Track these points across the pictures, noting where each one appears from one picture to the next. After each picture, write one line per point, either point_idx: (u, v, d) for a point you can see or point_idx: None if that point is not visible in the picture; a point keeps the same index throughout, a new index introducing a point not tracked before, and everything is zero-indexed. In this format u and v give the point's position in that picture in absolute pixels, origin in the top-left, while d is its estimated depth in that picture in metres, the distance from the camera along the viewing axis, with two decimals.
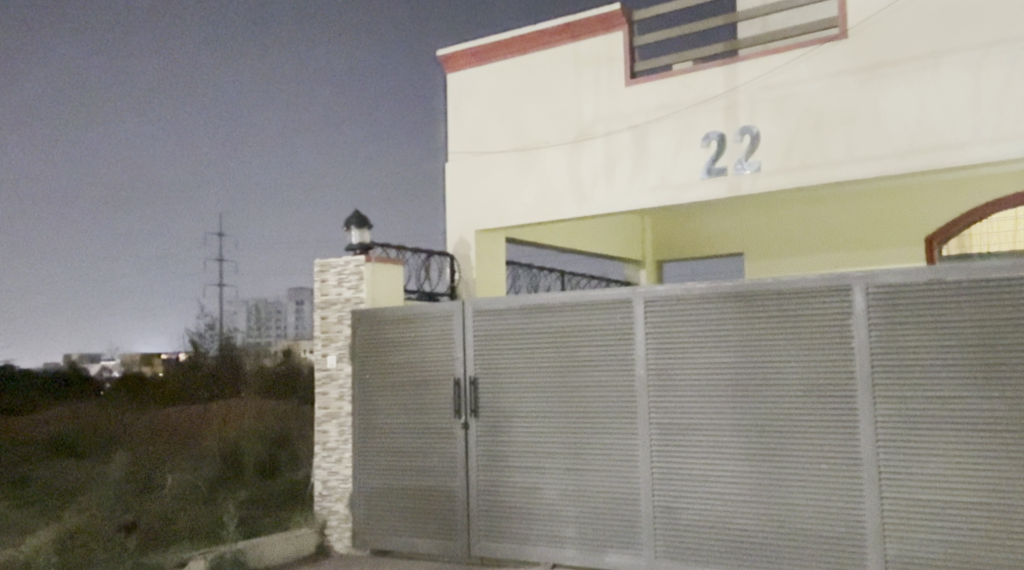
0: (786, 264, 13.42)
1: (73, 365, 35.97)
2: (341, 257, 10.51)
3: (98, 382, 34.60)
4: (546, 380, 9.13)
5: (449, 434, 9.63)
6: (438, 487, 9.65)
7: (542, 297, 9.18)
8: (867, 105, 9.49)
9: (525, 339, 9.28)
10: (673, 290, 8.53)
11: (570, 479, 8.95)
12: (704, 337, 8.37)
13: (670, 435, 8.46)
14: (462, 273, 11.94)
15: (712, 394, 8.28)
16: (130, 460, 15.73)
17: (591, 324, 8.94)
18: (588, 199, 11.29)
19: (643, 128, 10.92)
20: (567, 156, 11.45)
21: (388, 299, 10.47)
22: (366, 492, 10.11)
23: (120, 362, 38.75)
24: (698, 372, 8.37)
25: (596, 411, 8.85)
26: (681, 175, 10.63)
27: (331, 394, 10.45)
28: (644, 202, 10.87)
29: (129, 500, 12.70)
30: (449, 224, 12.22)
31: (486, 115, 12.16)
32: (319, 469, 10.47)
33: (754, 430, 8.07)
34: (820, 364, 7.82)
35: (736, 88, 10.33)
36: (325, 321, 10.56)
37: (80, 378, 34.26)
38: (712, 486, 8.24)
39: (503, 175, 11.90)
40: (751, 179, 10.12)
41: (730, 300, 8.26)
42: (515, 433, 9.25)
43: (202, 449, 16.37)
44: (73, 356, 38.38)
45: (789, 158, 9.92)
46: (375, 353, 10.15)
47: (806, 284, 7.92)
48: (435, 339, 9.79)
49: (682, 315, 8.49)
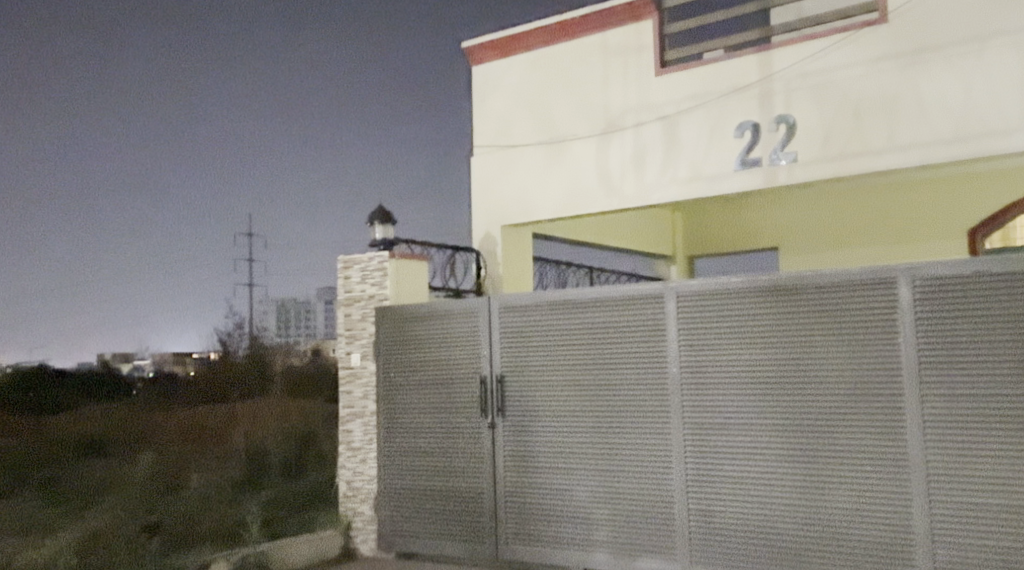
0: (824, 259, 13.04)
1: (105, 365, 36.21)
2: (365, 253, 10.28)
3: (129, 382, 34.79)
4: (575, 378, 8.85)
5: (476, 435, 9.37)
6: (464, 489, 9.40)
7: (570, 293, 8.91)
8: (909, 91, 9.11)
9: (553, 337, 9.01)
10: (707, 285, 8.21)
11: (601, 481, 8.66)
12: (740, 334, 8.05)
13: (704, 435, 8.15)
14: (488, 269, 11.69)
15: (748, 392, 7.97)
16: (156, 460, 15.61)
17: (621, 321, 8.64)
18: (617, 193, 10.99)
19: (674, 119, 10.60)
20: (596, 148, 11.15)
21: (411, 295, 10.25)
22: (391, 493, 9.87)
23: (152, 361, 39.00)
24: (733, 370, 8.05)
25: (627, 411, 8.56)
26: (714, 166, 10.30)
27: (355, 393, 10.22)
28: (675, 195, 10.55)
29: (155, 501, 12.58)
30: (475, 219, 11.96)
31: (512, 108, 11.89)
32: (344, 469, 10.24)
33: (792, 430, 7.75)
34: (863, 361, 7.48)
35: (771, 76, 9.97)
36: (349, 319, 10.33)
37: (112, 378, 34.47)
38: (749, 488, 7.93)
39: (530, 168, 11.61)
40: (787, 170, 9.77)
41: (766, 295, 7.93)
42: (544, 433, 8.98)
43: (229, 449, 16.27)
44: (106, 355, 38.68)
45: (827, 147, 9.56)
46: (400, 351, 9.91)
47: (848, 278, 7.56)
48: (461, 336, 9.54)
49: (717, 310, 8.17)
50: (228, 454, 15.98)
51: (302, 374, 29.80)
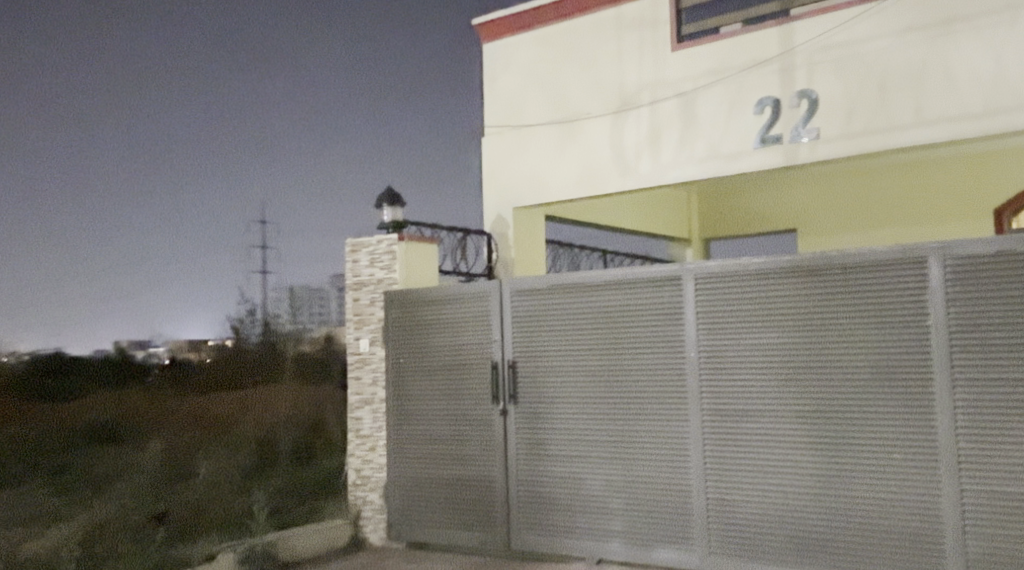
0: (842, 239, 12.71)
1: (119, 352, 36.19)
2: (374, 236, 10.01)
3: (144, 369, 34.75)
4: (589, 364, 8.57)
5: (488, 422, 9.11)
6: (476, 478, 9.15)
7: (584, 275, 8.62)
8: (936, 64, 8.76)
9: (566, 321, 8.72)
10: (726, 266, 7.90)
11: (616, 470, 8.38)
12: (760, 317, 7.74)
13: (723, 423, 7.86)
14: (500, 253, 11.40)
15: (769, 378, 7.67)
16: (165, 449, 15.40)
17: (637, 304, 8.35)
18: (632, 173, 10.67)
19: (691, 96, 10.26)
20: (610, 127, 10.83)
21: (421, 279, 9.98)
22: (401, 482, 9.63)
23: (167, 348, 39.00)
24: (754, 355, 7.75)
25: (643, 397, 8.27)
26: (733, 144, 9.97)
27: (364, 379, 9.96)
28: (693, 174, 10.22)
29: (163, 490, 12.39)
30: (486, 201, 11.67)
31: (524, 86, 11.57)
32: (353, 457, 9.98)
33: (816, 418, 7.45)
34: (890, 344, 7.17)
35: (792, 50, 9.62)
36: (357, 304, 10.07)
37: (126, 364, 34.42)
38: (771, 477, 7.63)
39: (543, 149, 11.30)
40: (809, 147, 9.44)
41: (788, 276, 7.61)
42: (557, 421, 8.71)
43: (239, 436, 16.09)
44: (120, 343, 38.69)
45: (851, 123, 9.22)
46: (409, 337, 9.65)
47: (874, 257, 7.24)
48: (472, 320, 9.26)
49: (736, 293, 7.86)
50: (238, 441, 15.80)
51: (315, 360, 29.60)
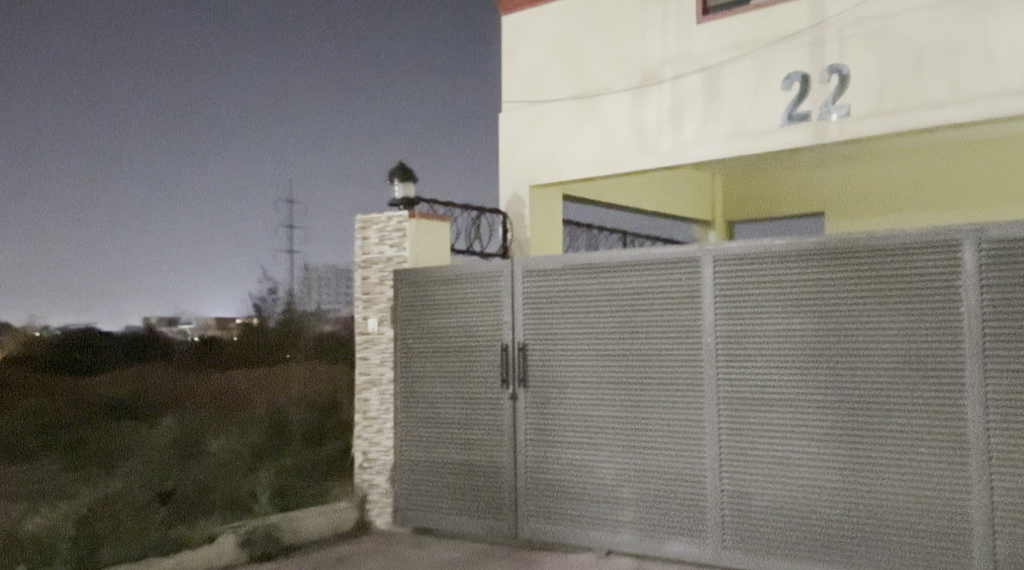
0: (868, 222, 12.38)
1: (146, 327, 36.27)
2: (384, 212, 9.71)
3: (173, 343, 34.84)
4: (602, 347, 8.24)
5: (498, 406, 8.81)
6: (484, 463, 8.86)
7: (599, 256, 8.27)
8: (975, 38, 8.30)
9: (579, 302, 8.39)
10: (747, 247, 7.52)
11: (627, 458, 8.06)
12: (782, 303, 7.36)
13: (741, 412, 7.51)
14: (515, 232, 11.08)
15: (789, 365, 7.30)
16: (177, 427, 15.23)
17: (653, 286, 7.99)
18: (653, 150, 10.29)
19: (716, 71, 9.85)
20: (631, 102, 10.44)
21: (432, 257, 9.68)
22: (409, 465, 9.36)
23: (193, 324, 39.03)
24: (774, 341, 7.38)
25: (657, 384, 7.93)
26: (758, 122, 9.56)
27: (372, 359, 9.67)
28: (716, 153, 9.83)
29: (171, 469, 12.20)
30: (503, 179, 11.33)
31: (543, 61, 11.20)
32: (360, 439, 9.71)
33: (838, 408, 7.08)
34: (917, 333, 6.78)
35: (823, 22, 9.18)
36: (366, 283, 9.78)
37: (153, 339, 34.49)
38: (790, 470, 7.28)
39: (562, 125, 10.93)
40: (839, 125, 9.01)
41: (811, 259, 7.23)
42: (568, 406, 8.40)
43: (252, 415, 15.90)
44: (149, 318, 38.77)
45: (883, 99, 8.78)
46: (419, 317, 9.36)
47: (904, 240, 6.84)
48: (483, 301, 8.95)
49: (756, 276, 7.49)
50: (250, 420, 15.60)
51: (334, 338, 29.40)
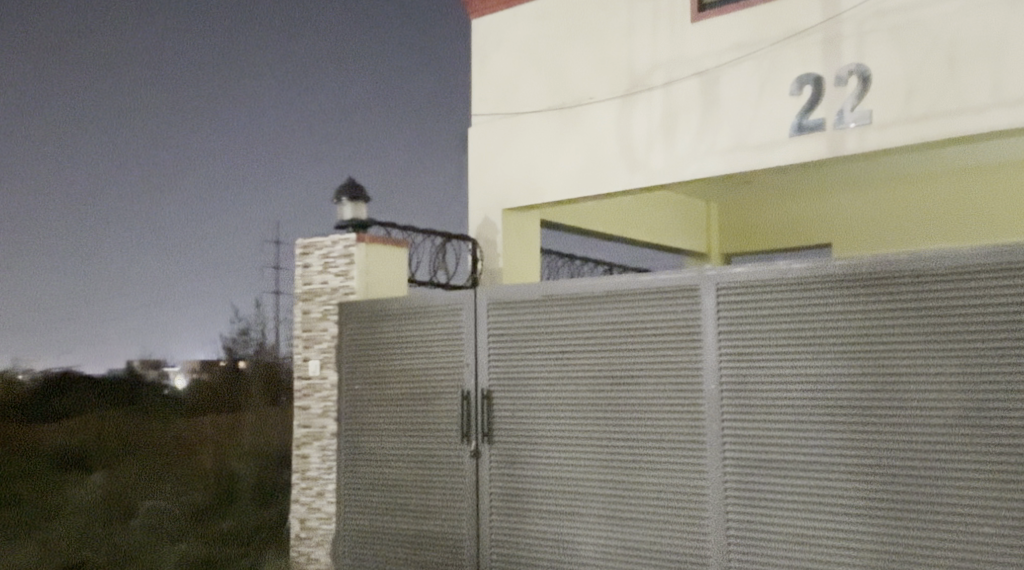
0: (873, 245, 11.18)
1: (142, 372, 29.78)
2: (329, 235, 8.36)
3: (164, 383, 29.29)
4: (581, 394, 6.83)
5: (455, 466, 7.36)
6: (439, 534, 7.40)
7: (578, 284, 6.88)
8: (1020, 30, 7.01)
9: (555, 340, 6.98)
10: (758, 273, 6.14)
11: (611, 531, 6.64)
12: (804, 341, 5.95)
13: (754, 477, 6.06)
14: (485, 262, 9.72)
15: (813, 419, 5.88)
16: (112, 485, 13.70)
17: (641, 321, 6.60)
18: (642, 166, 8.97)
19: (713, 76, 8.56)
20: (616, 112, 9.13)
21: (383, 287, 8.29)
22: (351, 537, 7.90)
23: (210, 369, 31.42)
24: (791, 387, 5.98)
25: (645, 438, 6.51)
26: (763, 133, 8.23)
27: (313, 409, 8.26)
28: (714, 169, 8.50)
29: (87, 543, 10.72)
30: (471, 201, 9.98)
31: (518, 68, 9.92)
32: (297, 504, 8.28)
33: (876, 474, 5.65)
34: (975, 380, 5.37)
35: (838, 16, 7.89)
36: (307, 318, 8.40)
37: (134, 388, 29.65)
38: (811, 547, 5.85)
39: (539, 139, 9.61)
40: (858, 134, 7.71)
41: (838, 287, 5.84)
42: (541, 465, 6.96)
43: (199, 474, 14.37)
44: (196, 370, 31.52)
45: (910, 104, 7.47)
46: (366, 359, 7.94)
47: (957, 262, 5.46)
48: (441, 339, 7.54)
49: (769, 309, 6.09)
50: (196, 480, 14.10)
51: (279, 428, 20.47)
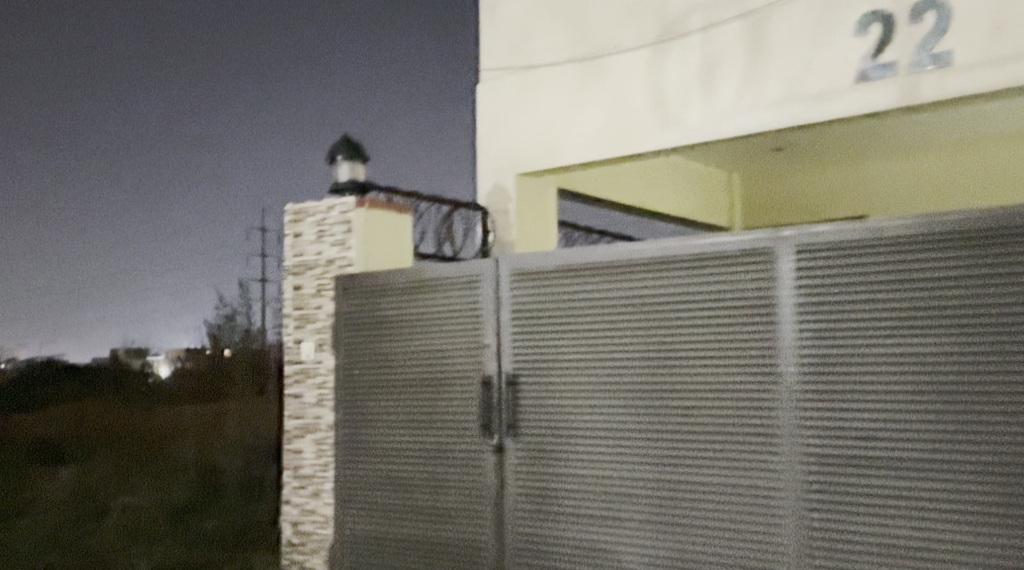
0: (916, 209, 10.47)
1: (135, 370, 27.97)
2: (322, 201, 7.31)
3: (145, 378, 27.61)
4: (626, 378, 5.82)
5: (475, 464, 6.35)
6: (457, 541, 6.39)
7: (620, 252, 5.87)
8: None
9: (595, 316, 5.97)
10: (847, 232, 5.13)
11: (661, 537, 5.65)
12: (901, 314, 4.95)
13: (840, 475, 5.07)
14: (497, 233, 8.71)
15: (915, 407, 4.89)
16: (84, 483, 12.62)
17: (700, 294, 5.59)
18: (677, 122, 7.95)
19: (761, 17, 7.51)
20: (647, 61, 8.10)
21: (385, 259, 7.27)
22: (351, 544, 6.89)
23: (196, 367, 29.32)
24: (888, 368, 4.97)
25: (705, 429, 5.52)
26: (821, 81, 7.22)
27: (306, 398, 7.24)
28: (762, 123, 7.50)
29: (53, 547, 9.69)
30: (481, 165, 8.95)
31: (533, 16, 8.88)
32: (289, 506, 7.28)
33: (997, 475, 4.65)
34: None
35: None
36: (298, 294, 7.36)
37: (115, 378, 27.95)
38: (910, 560, 4.86)
39: (557, 94, 8.57)
40: (936, 79, 6.67)
41: (950, 249, 4.82)
42: (578, 460, 5.96)
43: (181, 470, 13.31)
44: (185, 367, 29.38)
45: (999, 41, 6.39)
46: (369, 340, 6.91)
47: None
48: (455, 316, 6.51)
49: (860, 275, 5.08)
50: (177, 477, 13.03)
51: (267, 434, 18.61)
